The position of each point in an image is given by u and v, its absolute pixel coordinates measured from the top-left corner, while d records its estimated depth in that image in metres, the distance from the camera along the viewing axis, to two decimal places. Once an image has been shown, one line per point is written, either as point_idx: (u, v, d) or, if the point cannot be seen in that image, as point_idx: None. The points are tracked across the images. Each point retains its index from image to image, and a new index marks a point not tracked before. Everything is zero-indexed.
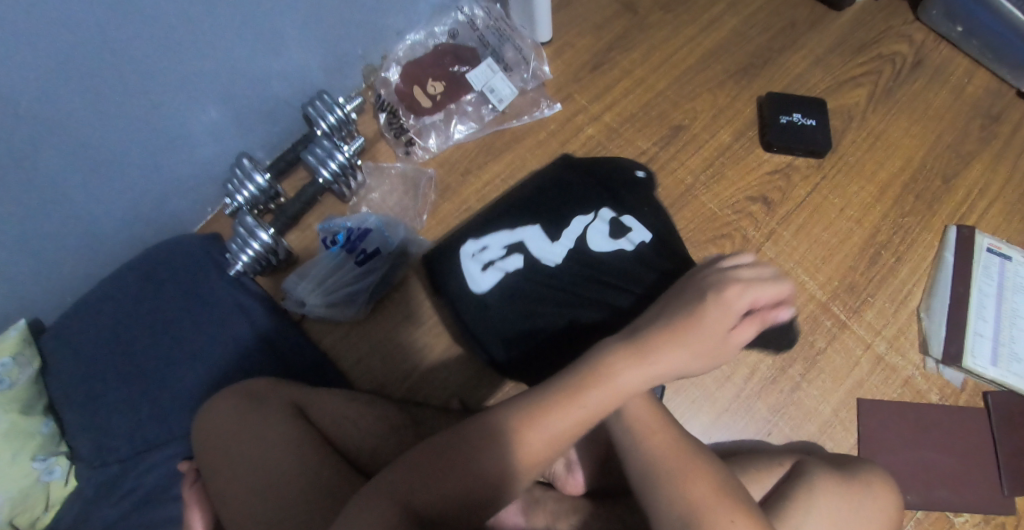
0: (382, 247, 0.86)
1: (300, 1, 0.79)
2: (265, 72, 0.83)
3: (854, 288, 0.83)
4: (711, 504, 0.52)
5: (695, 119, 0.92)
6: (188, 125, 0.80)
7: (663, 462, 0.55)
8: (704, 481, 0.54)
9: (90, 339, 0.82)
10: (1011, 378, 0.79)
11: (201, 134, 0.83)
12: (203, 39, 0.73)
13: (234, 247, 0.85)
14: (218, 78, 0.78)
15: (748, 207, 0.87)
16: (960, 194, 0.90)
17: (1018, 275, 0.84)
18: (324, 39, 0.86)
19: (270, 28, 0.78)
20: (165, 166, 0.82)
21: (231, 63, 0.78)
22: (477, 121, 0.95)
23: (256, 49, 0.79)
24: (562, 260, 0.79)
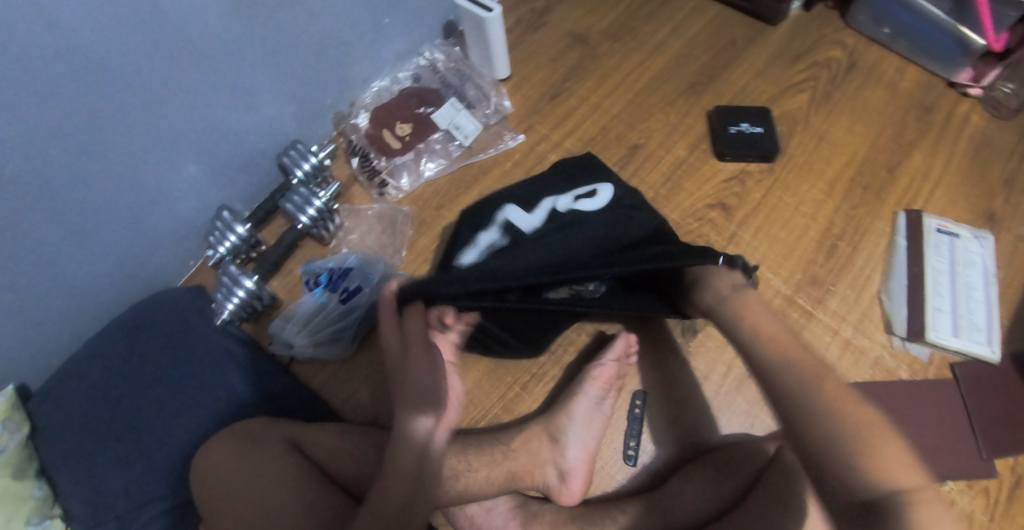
0: (364, 285, 0.90)
1: (272, 61, 0.85)
2: (240, 126, 0.88)
3: (817, 279, 0.87)
4: (880, 436, 0.60)
5: (651, 137, 0.98)
6: (169, 181, 0.84)
7: (803, 385, 0.64)
8: (860, 415, 0.61)
9: (78, 398, 0.83)
10: (973, 347, 0.83)
11: (182, 191, 0.87)
12: (184, 99, 0.78)
13: (221, 295, 0.90)
14: (197, 135, 0.83)
15: (708, 214, 0.91)
16: (904, 183, 0.96)
17: (968, 251, 0.90)
18: (293, 93, 0.92)
19: (243, 86, 0.84)
20: (150, 222, 0.86)
21: (210, 120, 0.84)
22: (446, 158, 0.99)
23: (231, 106, 0.85)
24: (539, 225, 0.80)
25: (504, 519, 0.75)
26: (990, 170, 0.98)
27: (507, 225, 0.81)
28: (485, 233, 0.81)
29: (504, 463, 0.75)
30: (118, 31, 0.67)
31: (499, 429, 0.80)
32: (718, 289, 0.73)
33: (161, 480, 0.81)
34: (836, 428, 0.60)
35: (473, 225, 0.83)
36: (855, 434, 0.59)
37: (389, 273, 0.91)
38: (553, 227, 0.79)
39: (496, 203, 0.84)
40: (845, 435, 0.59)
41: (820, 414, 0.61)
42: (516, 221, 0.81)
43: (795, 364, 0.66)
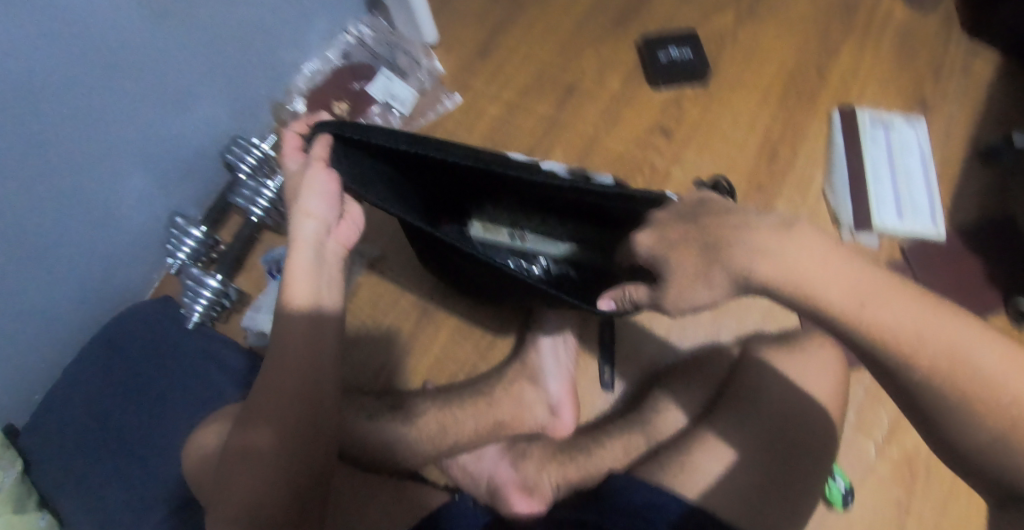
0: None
1: (199, 57, 0.84)
2: (179, 128, 0.87)
3: (762, 187, 0.90)
4: (1008, 359, 0.49)
5: (585, 77, 0.99)
6: (117, 194, 0.84)
7: (929, 352, 0.49)
8: (973, 336, 0.50)
9: (68, 425, 0.84)
10: (918, 227, 0.87)
11: (131, 203, 0.87)
12: (117, 109, 0.77)
13: (187, 299, 0.91)
14: (136, 144, 0.82)
15: (649, 141, 0.93)
16: (835, 82, 0.98)
17: (903, 138, 0.92)
18: (226, 88, 0.91)
19: (175, 88, 0.83)
20: (105, 240, 0.86)
21: (148, 127, 0.83)
22: (386, 128, 0.99)
23: (165, 110, 0.84)
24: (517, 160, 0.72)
25: (495, 463, 0.75)
26: (916, 58, 1.00)
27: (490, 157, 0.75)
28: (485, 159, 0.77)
29: (490, 413, 0.76)
30: (43, 49, 0.66)
31: (479, 379, 0.80)
32: (783, 253, 0.51)
33: (160, 486, 0.81)
34: (957, 396, 0.49)
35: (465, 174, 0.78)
36: (978, 398, 0.49)
37: None
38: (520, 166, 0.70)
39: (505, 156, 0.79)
40: (991, 437, 0.49)
41: (941, 391, 0.50)
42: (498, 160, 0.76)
43: (921, 329, 0.50)
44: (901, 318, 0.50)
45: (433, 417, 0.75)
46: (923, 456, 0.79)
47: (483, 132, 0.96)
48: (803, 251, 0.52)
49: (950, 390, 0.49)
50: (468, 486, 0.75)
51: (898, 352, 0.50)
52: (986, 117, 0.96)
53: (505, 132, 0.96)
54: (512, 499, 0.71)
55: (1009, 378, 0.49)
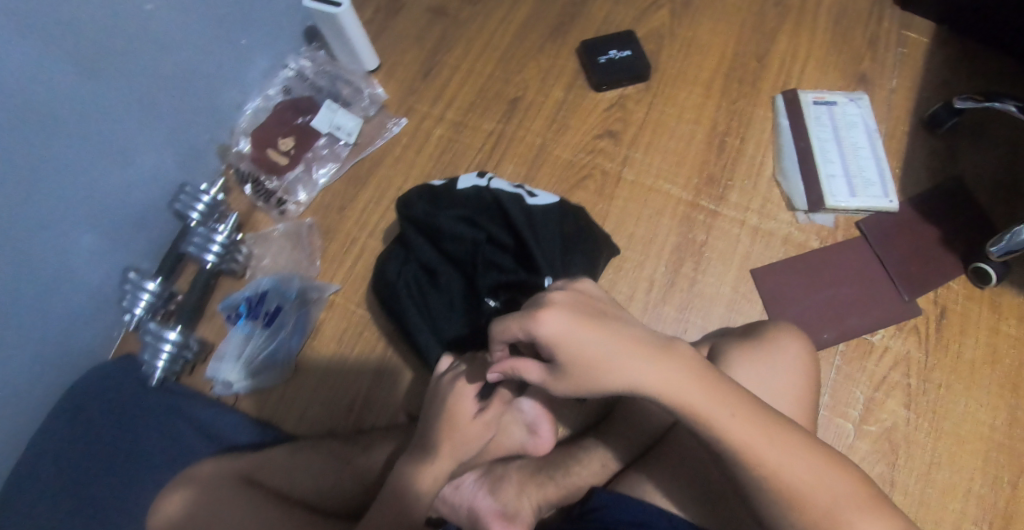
0: (283, 303, 0.88)
1: (136, 108, 0.83)
2: (124, 184, 0.85)
3: (714, 178, 0.89)
4: (823, 473, 0.52)
5: (528, 88, 0.98)
6: (67, 257, 0.81)
7: (762, 450, 0.52)
8: (816, 455, 0.53)
9: (31, 498, 0.77)
10: (871, 201, 0.87)
11: (83, 263, 0.84)
12: (55, 169, 0.75)
13: (148, 354, 0.89)
14: (80, 204, 0.80)
15: (598, 145, 0.93)
16: (776, 67, 0.98)
17: (846, 114, 0.93)
18: (169, 137, 0.89)
19: (115, 142, 0.82)
20: (60, 305, 0.83)
21: (91, 185, 0.81)
22: (335, 160, 0.97)
23: (107, 165, 0.82)
24: (465, 197, 0.74)
25: (473, 490, 0.72)
26: (851, 35, 1.01)
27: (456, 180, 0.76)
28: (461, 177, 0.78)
29: None
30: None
31: None
32: (644, 376, 0.54)
33: None
34: (777, 493, 0.52)
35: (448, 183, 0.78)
36: (805, 501, 0.51)
37: (307, 285, 0.90)
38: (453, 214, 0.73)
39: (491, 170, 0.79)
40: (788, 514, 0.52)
41: (770, 485, 0.52)
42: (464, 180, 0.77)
43: (739, 431, 0.53)
44: (731, 424, 0.53)
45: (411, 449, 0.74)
46: (902, 429, 0.78)
47: (432, 154, 0.95)
48: (613, 339, 0.55)
49: (773, 489, 0.52)
50: (453, 517, 0.73)
51: (741, 450, 0.53)
52: (926, 87, 0.97)
53: (453, 152, 0.95)
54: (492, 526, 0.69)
55: (836, 491, 0.52)
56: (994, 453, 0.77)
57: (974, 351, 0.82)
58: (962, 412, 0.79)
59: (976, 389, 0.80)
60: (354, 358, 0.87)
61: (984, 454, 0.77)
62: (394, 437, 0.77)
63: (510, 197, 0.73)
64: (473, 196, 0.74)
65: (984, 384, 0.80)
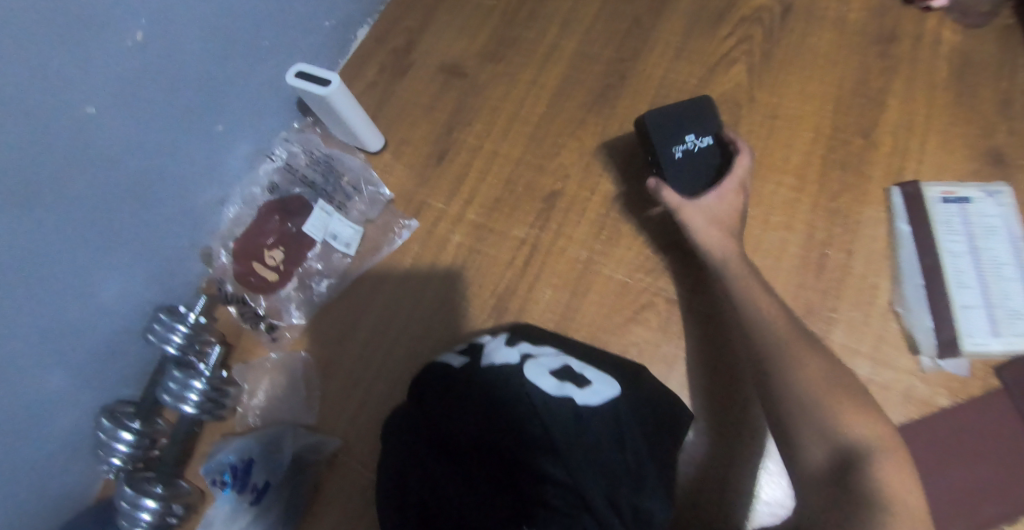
0: (272, 477, 0.70)
1: (90, 222, 0.64)
2: (93, 321, 0.69)
3: (811, 309, 0.70)
4: (879, 451, 0.51)
5: (568, 178, 0.79)
6: (26, 413, 0.65)
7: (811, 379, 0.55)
8: (867, 424, 0.52)
9: None
10: (1020, 342, 0.67)
11: (47, 418, 0.68)
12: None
13: (122, 524, 0.71)
14: (32, 355, 0.63)
15: (658, 258, 0.74)
16: (886, 146, 0.77)
17: (984, 217, 0.72)
18: (140, 251, 0.71)
19: (68, 272, 0.63)
20: (20, 470, 0.67)
21: (45, 330, 0.64)
22: (332, 274, 0.80)
23: (62, 302, 0.64)
24: (487, 372, 0.58)
25: None
26: (981, 98, 0.79)
27: (478, 353, 0.62)
28: (492, 342, 0.63)
29: None
30: None
31: None
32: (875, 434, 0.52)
33: None
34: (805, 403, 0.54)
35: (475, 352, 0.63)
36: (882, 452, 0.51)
37: (302, 448, 0.73)
38: (469, 398, 0.56)
39: (537, 339, 0.65)
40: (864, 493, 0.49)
41: (861, 485, 0.49)
42: (490, 354, 0.61)
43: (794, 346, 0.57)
44: (818, 372, 0.55)
45: None
46: None
47: (449, 268, 0.78)
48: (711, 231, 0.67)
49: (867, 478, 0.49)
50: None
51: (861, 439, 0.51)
52: None
53: (476, 266, 0.77)
54: None
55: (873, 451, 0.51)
56: None
57: None
58: None
59: None
60: None
61: None
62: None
63: (556, 402, 0.55)
64: (502, 398, 0.55)
65: None
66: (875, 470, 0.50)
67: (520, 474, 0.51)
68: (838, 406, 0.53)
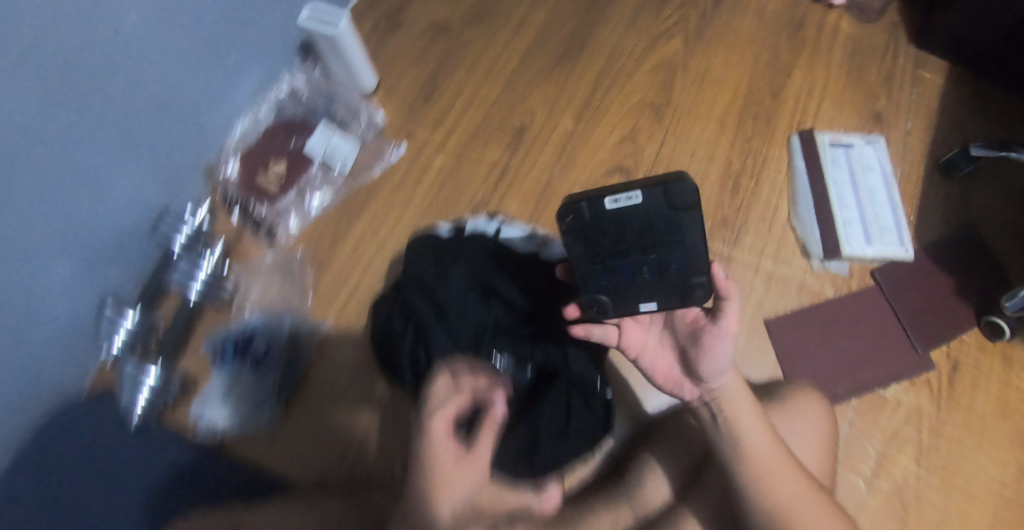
0: (272, 342, 0.86)
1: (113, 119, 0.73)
2: (105, 215, 0.77)
3: (727, 221, 0.87)
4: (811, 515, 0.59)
5: (535, 117, 0.94)
6: (38, 294, 0.71)
7: (764, 457, 0.61)
8: (798, 486, 0.60)
9: None
10: (887, 250, 0.85)
11: (56, 301, 0.75)
12: (22, 195, 0.65)
13: (126, 394, 0.84)
14: (52, 235, 0.71)
15: (607, 180, 0.90)
16: (790, 104, 0.95)
17: (863, 157, 0.91)
18: (153, 156, 0.81)
19: (90, 161, 0.72)
20: (28, 351, 0.73)
21: (66, 213, 0.72)
22: (329, 186, 0.93)
23: (82, 190, 0.72)
24: (474, 240, 0.74)
25: None
26: (867, 74, 0.98)
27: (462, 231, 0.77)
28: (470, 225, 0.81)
29: None
30: None
31: None
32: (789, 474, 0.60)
33: None
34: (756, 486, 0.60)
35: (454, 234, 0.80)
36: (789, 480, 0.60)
37: (300, 323, 0.87)
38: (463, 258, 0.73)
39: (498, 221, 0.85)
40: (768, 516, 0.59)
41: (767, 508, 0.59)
42: (472, 228, 0.77)
43: (749, 432, 0.62)
44: (752, 427, 0.62)
45: None
46: (912, 485, 0.77)
47: (431, 184, 0.91)
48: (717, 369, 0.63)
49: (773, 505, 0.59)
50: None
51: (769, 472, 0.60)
52: (940, 129, 0.95)
53: (455, 183, 0.90)
54: None
55: (809, 517, 0.59)
56: (1006, 513, 0.76)
57: (985, 404, 0.80)
58: (975, 469, 0.78)
59: (989, 448, 0.78)
60: (350, 401, 0.85)
61: (996, 512, 0.76)
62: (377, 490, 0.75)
63: (528, 257, 0.75)
64: (482, 250, 0.73)
65: (996, 440, 0.79)
66: (775, 495, 0.59)
67: (498, 302, 0.71)
68: (762, 455, 0.61)
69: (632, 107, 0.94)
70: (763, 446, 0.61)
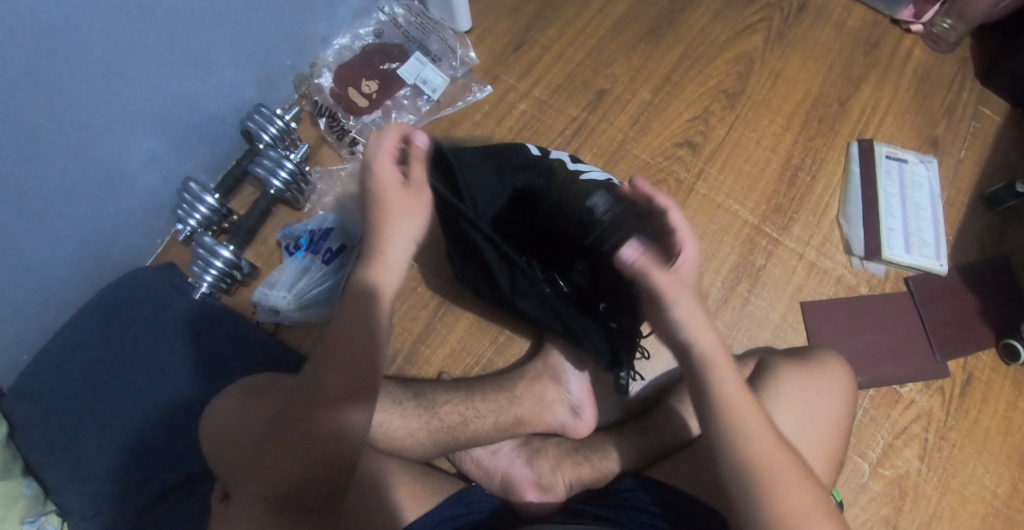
0: (346, 242, 0.92)
1: (222, 17, 0.81)
2: (201, 100, 0.86)
3: (780, 209, 0.94)
4: (797, 496, 0.55)
5: (617, 82, 1.00)
6: (129, 153, 0.81)
7: (758, 446, 0.56)
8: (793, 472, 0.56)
9: (66, 397, 0.81)
10: (924, 262, 0.91)
11: (142, 166, 0.84)
12: (131, 61, 0.74)
13: (196, 268, 0.89)
14: (151, 107, 0.80)
15: (676, 152, 0.96)
16: (855, 114, 1.00)
17: (915, 174, 0.97)
18: (251, 57, 0.89)
19: (196, 49, 0.81)
20: (113, 201, 0.83)
21: (167, 89, 0.81)
22: (414, 113, 1.00)
23: (184, 71, 0.81)
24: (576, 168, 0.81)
25: (510, 459, 0.77)
26: (934, 101, 1.03)
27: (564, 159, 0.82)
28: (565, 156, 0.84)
29: (510, 410, 0.79)
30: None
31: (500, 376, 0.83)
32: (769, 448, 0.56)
33: (158, 455, 0.82)
34: (744, 465, 0.56)
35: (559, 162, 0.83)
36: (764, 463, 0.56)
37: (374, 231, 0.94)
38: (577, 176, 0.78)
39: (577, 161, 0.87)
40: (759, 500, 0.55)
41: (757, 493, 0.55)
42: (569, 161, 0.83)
43: (745, 413, 0.58)
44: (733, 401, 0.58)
45: (452, 408, 0.76)
46: (912, 478, 0.83)
47: (512, 127, 0.97)
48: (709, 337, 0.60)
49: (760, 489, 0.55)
50: (403, 454, 0.72)
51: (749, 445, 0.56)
52: (994, 163, 1.00)
53: (535, 129, 0.97)
54: (526, 492, 0.73)
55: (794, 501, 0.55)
56: (992, 517, 0.82)
57: (990, 418, 0.86)
58: (971, 474, 0.84)
59: (988, 457, 0.84)
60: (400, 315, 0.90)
61: (984, 516, 0.82)
62: (419, 385, 0.77)
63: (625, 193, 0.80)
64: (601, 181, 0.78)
65: (996, 452, 0.85)
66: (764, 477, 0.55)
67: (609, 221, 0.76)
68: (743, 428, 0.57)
69: (708, 90, 1.00)
70: (745, 418, 0.57)
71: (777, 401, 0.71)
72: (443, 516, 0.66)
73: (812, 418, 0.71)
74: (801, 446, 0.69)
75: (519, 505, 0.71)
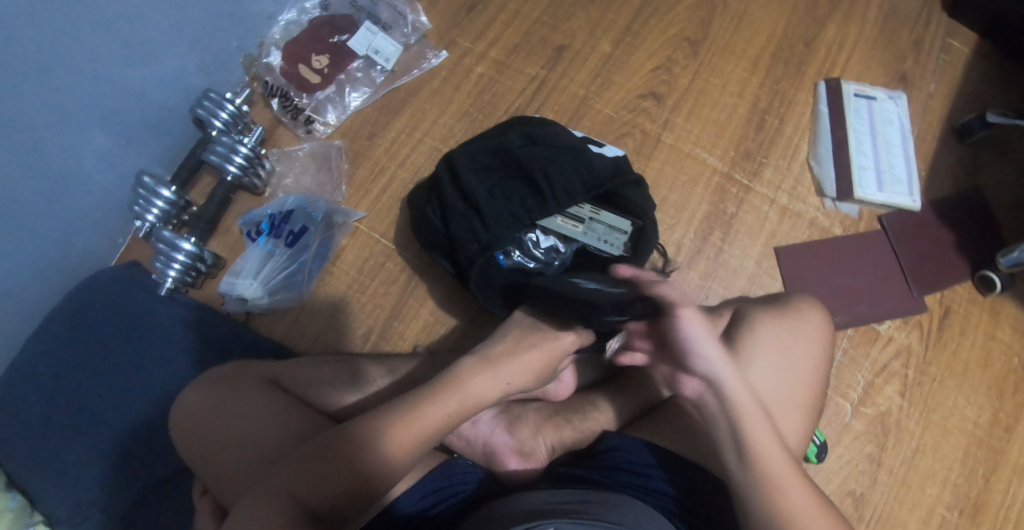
0: (308, 224, 0.90)
1: (162, 0, 0.77)
2: (147, 91, 0.83)
3: (750, 154, 0.92)
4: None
5: (575, 37, 0.97)
6: (79, 154, 0.78)
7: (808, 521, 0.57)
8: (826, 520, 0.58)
9: (35, 408, 0.79)
10: (896, 198, 0.90)
11: (94, 165, 0.81)
12: (69, 56, 0.71)
13: (159, 264, 0.87)
14: (95, 102, 0.76)
15: (640, 105, 0.94)
16: (822, 52, 0.98)
17: (884, 110, 0.95)
18: (196, 40, 0.85)
19: (136, 35, 0.77)
20: (67, 204, 0.79)
21: (110, 81, 0.77)
22: (369, 85, 0.97)
23: (127, 61, 0.78)
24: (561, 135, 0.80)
25: (490, 427, 0.76)
26: (901, 33, 1.00)
27: (539, 126, 0.81)
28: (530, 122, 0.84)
29: None
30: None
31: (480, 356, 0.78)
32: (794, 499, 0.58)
33: (139, 455, 0.80)
34: None
35: (526, 123, 0.82)
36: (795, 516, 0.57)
37: (334, 209, 0.92)
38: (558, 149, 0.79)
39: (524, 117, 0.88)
40: None
41: None
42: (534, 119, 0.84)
43: (783, 480, 0.59)
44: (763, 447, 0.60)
45: None
46: (895, 415, 0.84)
47: (470, 92, 0.95)
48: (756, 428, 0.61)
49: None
50: None
51: (776, 493, 0.58)
52: (964, 92, 0.98)
53: (494, 92, 0.95)
54: (508, 461, 0.73)
55: None
56: (975, 447, 0.83)
57: (968, 349, 0.86)
58: (952, 407, 0.84)
59: (968, 387, 0.85)
60: (368, 290, 0.89)
61: (966, 447, 0.83)
62: (394, 363, 0.76)
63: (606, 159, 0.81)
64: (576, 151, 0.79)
65: (976, 383, 0.85)
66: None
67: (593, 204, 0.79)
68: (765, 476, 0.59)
69: (671, 38, 0.97)
70: (780, 465, 0.59)
71: (754, 352, 0.70)
72: (428, 490, 0.66)
73: (791, 367, 0.70)
74: (779, 391, 0.69)
75: (502, 475, 0.71)
